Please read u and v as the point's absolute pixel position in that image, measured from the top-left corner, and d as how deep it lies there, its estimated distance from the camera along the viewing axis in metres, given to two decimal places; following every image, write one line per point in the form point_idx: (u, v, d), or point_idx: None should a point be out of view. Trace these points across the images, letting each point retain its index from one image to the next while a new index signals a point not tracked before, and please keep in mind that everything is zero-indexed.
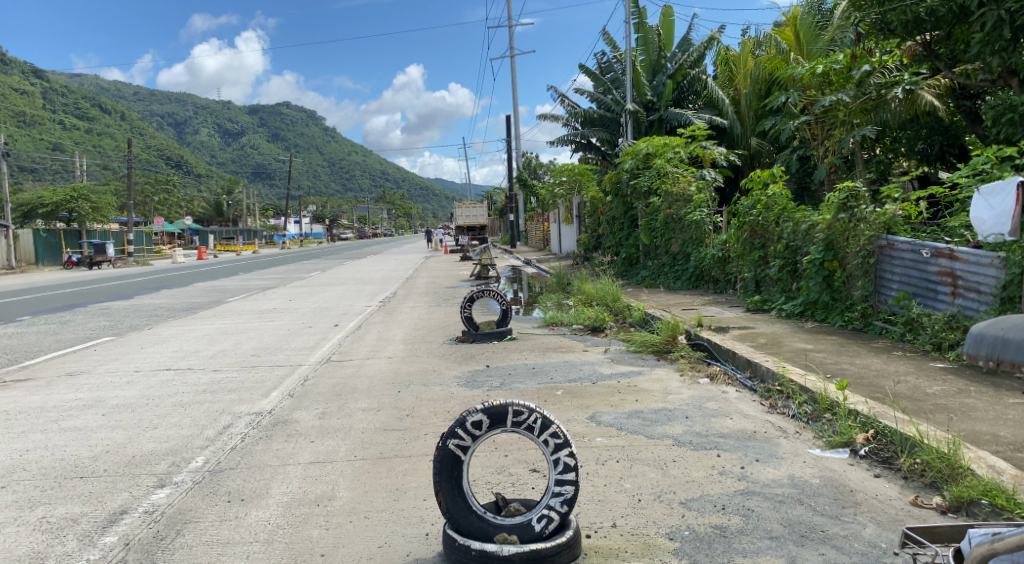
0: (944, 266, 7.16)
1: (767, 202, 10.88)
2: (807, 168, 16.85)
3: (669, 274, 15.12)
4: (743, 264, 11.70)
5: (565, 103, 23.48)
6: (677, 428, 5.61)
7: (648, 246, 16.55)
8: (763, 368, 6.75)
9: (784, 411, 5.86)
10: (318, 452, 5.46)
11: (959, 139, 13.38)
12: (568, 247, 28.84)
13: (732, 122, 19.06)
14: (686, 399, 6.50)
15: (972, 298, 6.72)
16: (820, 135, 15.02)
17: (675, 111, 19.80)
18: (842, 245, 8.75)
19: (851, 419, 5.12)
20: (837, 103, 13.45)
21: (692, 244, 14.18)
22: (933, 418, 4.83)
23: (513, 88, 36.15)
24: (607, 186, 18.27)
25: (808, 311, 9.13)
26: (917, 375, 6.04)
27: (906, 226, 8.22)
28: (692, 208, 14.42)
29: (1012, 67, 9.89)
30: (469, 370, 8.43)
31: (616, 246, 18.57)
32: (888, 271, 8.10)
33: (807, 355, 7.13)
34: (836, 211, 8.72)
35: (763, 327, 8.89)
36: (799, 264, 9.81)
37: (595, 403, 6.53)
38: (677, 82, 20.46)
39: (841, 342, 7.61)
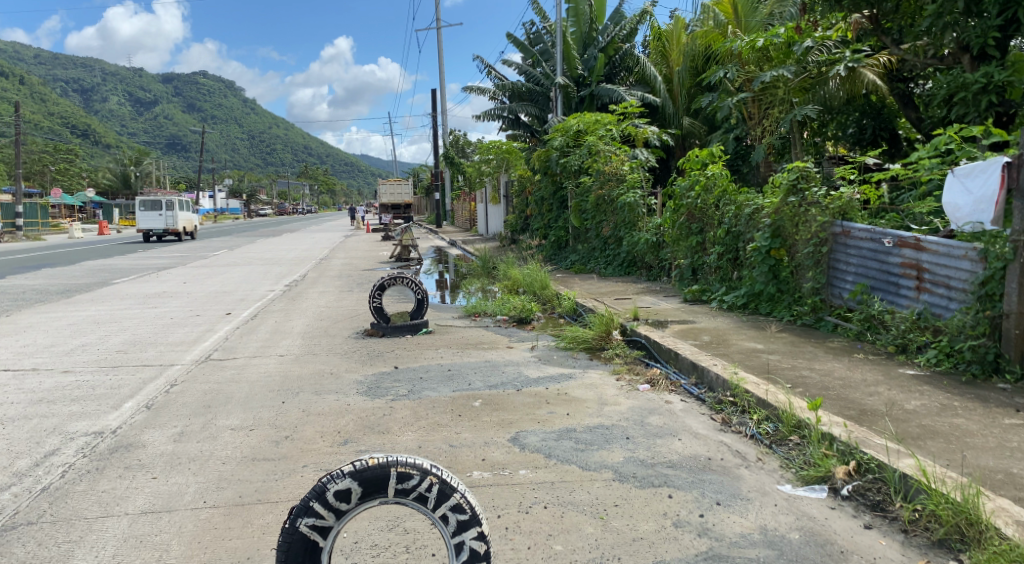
0: (906, 257, 6.36)
1: (705, 183, 10.01)
2: (742, 150, 16.05)
3: (600, 259, 14.24)
4: (678, 251, 10.85)
5: (492, 75, 22.20)
6: (617, 455, 4.61)
7: (577, 229, 15.67)
8: (712, 374, 5.82)
9: (740, 430, 4.93)
10: (159, 495, 4.21)
11: (892, 122, 12.79)
12: (494, 227, 27.75)
13: (664, 101, 18.17)
14: (625, 412, 5.52)
15: (940, 294, 5.88)
16: (756, 114, 14.34)
17: (607, 87, 18.85)
18: (790, 232, 7.86)
19: (825, 447, 4.18)
20: (777, 80, 12.62)
21: (624, 228, 13.26)
22: (928, 447, 3.90)
23: (439, 60, 34.54)
24: (535, 164, 17.18)
25: (751, 303, 8.36)
26: (888, 384, 5.20)
27: (864, 211, 7.40)
28: (625, 189, 13.47)
29: (965, 42, 9.17)
30: (373, 373, 7.23)
31: (545, 228, 17.62)
32: (843, 261, 7.31)
33: (758, 357, 6.24)
34: (785, 194, 7.79)
35: (704, 322, 8.02)
36: (741, 251, 8.98)
37: (518, 419, 5.46)
38: (608, 56, 19.70)
39: (793, 341, 6.77)
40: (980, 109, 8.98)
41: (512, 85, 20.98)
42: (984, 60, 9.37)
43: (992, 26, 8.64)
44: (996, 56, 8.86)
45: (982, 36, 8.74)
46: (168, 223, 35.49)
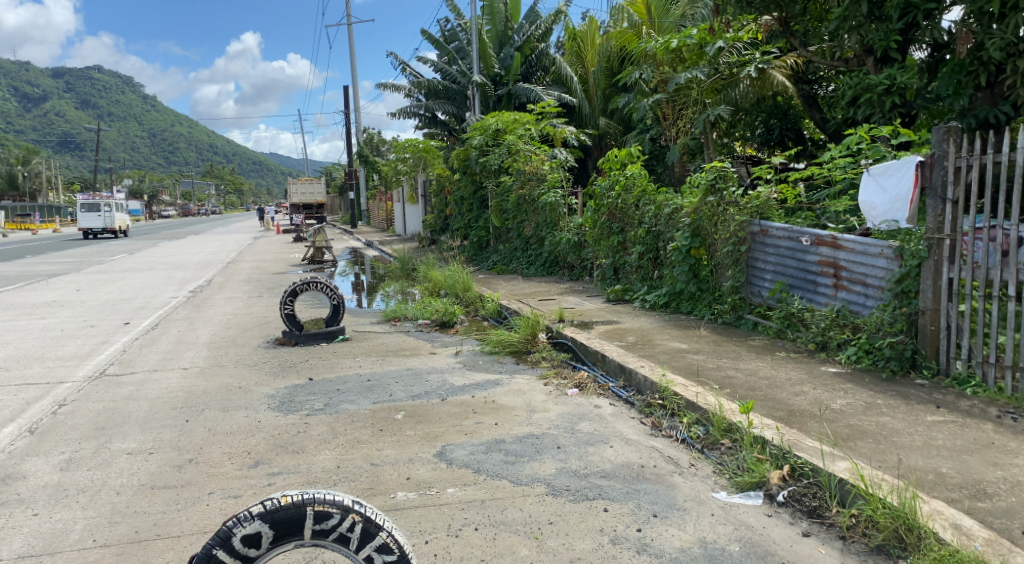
0: (823, 255, 6.45)
1: (625, 183, 10.00)
2: (658, 150, 16.25)
3: (522, 259, 14.10)
4: (600, 250, 10.82)
5: (406, 73, 21.75)
6: (548, 466, 4.41)
7: (498, 229, 15.50)
8: (640, 376, 5.71)
9: (670, 434, 4.82)
10: (38, 537, 3.72)
11: (797, 123, 13.23)
12: (412, 228, 27.28)
13: (580, 101, 18.22)
14: (554, 420, 5.33)
15: (858, 291, 5.98)
16: (671, 115, 14.48)
17: (524, 86, 18.76)
18: (709, 231, 7.91)
19: (758, 450, 4.11)
20: (691, 81, 12.74)
21: (545, 228, 13.16)
22: (859, 448, 3.87)
23: (352, 57, 33.71)
24: (454, 163, 16.90)
25: (674, 302, 8.38)
26: (812, 382, 5.21)
27: (780, 210, 7.50)
28: (546, 188, 13.39)
29: (869, 45, 9.51)
30: (286, 386, 6.79)
31: (465, 228, 17.37)
32: (761, 260, 7.38)
33: (683, 357, 6.18)
34: (704, 194, 7.83)
35: (629, 322, 7.96)
36: (662, 250, 9.00)
37: (443, 431, 5.18)
38: (524, 55, 19.65)
39: (716, 340, 6.77)
40: (884, 109, 9.36)
41: (428, 82, 20.41)
42: (886, 63, 9.73)
43: (893, 31, 8.98)
44: (898, 59, 9.23)
45: (884, 40, 9.08)
46: (107, 224, 36.85)
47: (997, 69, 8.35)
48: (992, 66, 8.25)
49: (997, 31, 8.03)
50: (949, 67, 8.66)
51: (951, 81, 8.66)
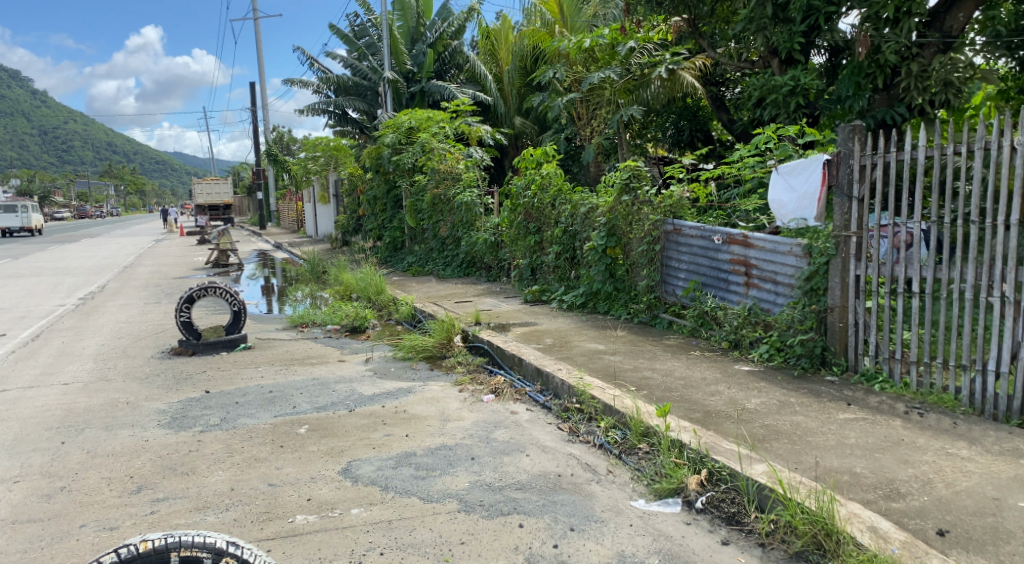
0: (734, 254, 6.46)
1: (541, 182, 9.86)
2: (573, 150, 16.12)
3: (438, 260, 13.79)
4: (517, 250, 10.65)
5: (316, 68, 21.02)
6: (460, 480, 4.17)
7: (413, 230, 15.13)
8: (556, 380, 5.54)
9: (587, 439, 4.66)
10: None
11: (706, 124, 13.41)
12: (325, 229, 26.44)
13: (495, 100, 17.99)
14: (468, 428, 5.09)
15: (768, 288, 6.01)
16: (585, 115, 14.49)
17: (437, 84, 18.42)
18: (624, 231, 7.86)
19: (675, 455, 3.99)
20: (604, 80, 12.67)
21: (461, 228, 12.89)
22: (776, 450, 3.81)
23: (259, 53, 32.48)
24: (366, 162, 16.42)
25: (591, 302, 8.30)
26: (727, 381, 5.17)
27: (693, 210, 7.47)
28: (461, 188, 13.13)
29: (774, 47, 9.72)
30: (179, 400, 6.27)
31: (380, 229, 16.90)
32: (675, 259, 7.36)
33: (600, 358, 6.05)
34: (618, 193, 7.74)
35: (545, 323, 7.81)
36: (578, 250, 8.90)
37: (350, 446, 4.85)
38: (437, 52, 19.33)
39: (632, 340, 6.69)
40: (789, 110, 9.54)
41: (337, 78, 19.79)
42: (790, 65, 9.97)
43: (797, 33, 9.22)
44: (801, 61, 9.48)
45: (788, 42, 9.30)
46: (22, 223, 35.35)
47: (893, 72, 8.83)
48: (889, 68, 8.70)
49: (894, 35, 8.53)
50: (849, 70, 9.04)
51: (850, 83, 9.03)
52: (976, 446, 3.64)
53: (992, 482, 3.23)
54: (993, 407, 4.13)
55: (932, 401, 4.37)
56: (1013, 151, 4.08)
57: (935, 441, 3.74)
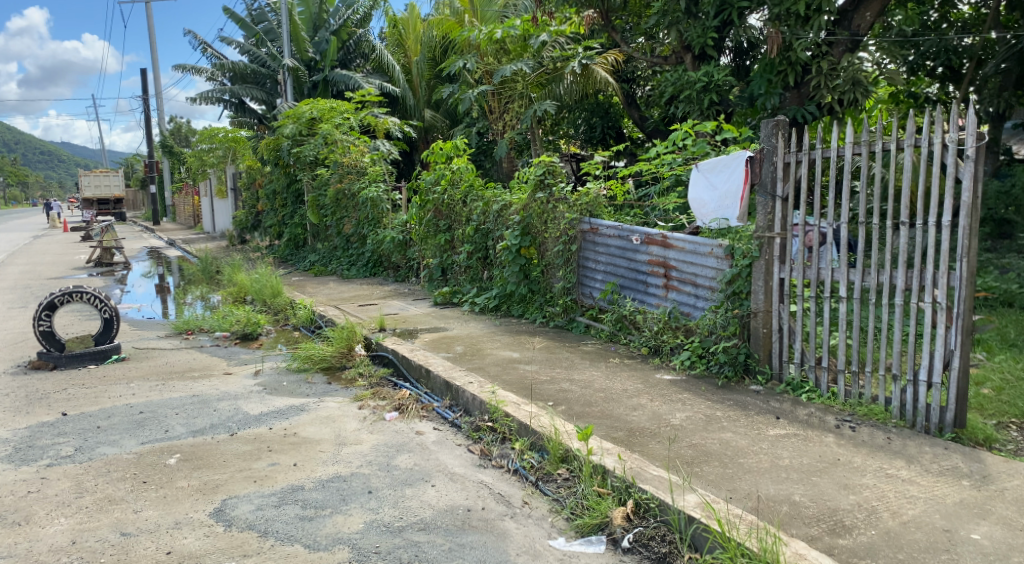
0: (653, 255, 6.14)
1: (451, 177, 9.31)
2: (485, 144, 15.57)
3: (341, 260, 13.00)
4: (426, 249, 10.07)
5: (209, 54, 19.67)
6: (353, 521, 3.60)
7: (316, 227, 14.29)
8: (467, 395, 5.03)
9: (500, 464, 4.18)
10: None
11: (618, 121, 13.18)
12: (222, 225, 24.90)
13: (403, 91, 17.23)
14: (367, 454, 4.50)
15: (688, 292, 5.71)
16: (497, 109, 13.78)
17: (342, 73, 17.52)
18: (539, 230, 7.43)
19: (598, 483, 3.55)
20: (516, 73, 12.21)
21: (367, 225, 12.17)
22: (708, 476, 3.43)
23: (151, 37, 30.41)
24: (264, 154, 15.41)
25: (505, 304, 7.85)
26: (650, 392, 4.80)
27: (609, 208, 7.11)
28: (366, 182, 12.38)
29: (687, 42, 9.55)
30: (28, 427, 5.38)
31: (280, 226, 15.90)
32: (592, 260, 6.99)
33: (515, 368, 5.59)
34: (533, 190, 7.32)
35: (456, 328, 7.29)
36: (490, 250, 8.41)
37: (227, 481, 4.18)
38: (341, 40, 18.43)
39: (549, 347, 6.26)
40: (702, 106, 9.37)
41: (231, 64, 18.55)
42: (703, 61, 9.82)
43: (711, 27, 9.07)
44: (714, 56, 9.35)
45: (702, 36, 9.14)
46: None
47: (803, 69, 8.83)
48: (800, 65, 8.70)
49: (803, 32, 8.56)
50: (760, 66, 8.96)
51: (762, 81, 8.94)
52: (914, 465, 3.38)
53: (939, 509, 2.95)
54: (925, 420, 3.89)
55: (861, 413, 4.11)
56: (944, 148, 3.87)
57: (871, 460, 3.46)
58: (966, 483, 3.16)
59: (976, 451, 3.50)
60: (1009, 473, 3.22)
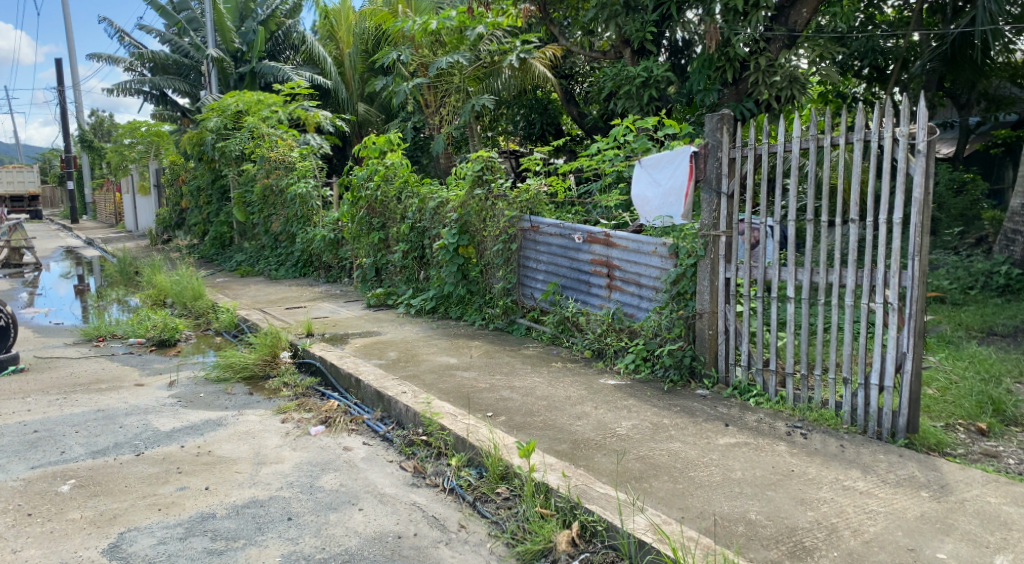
0: (596, 254, 5.91)
1: (385, 173, 8.89)
2: (421, 140, 15.11)
3: (270, 259, 12.40)
4: (359, 248, 9.62)
5: (127, 42, 18.60)
6: (270, 554, 3.22)
7: (243, 225, 13.62)
8: (400, 406, 4.68)
9: (435, 482, 3.85)
10: None
11: (557, 118, 12.93)
12: (144, 223, 23.70)
13: (335, 85, 16.65)
14: (289, 475, 4.11)
15: (631, 292, 5.49)
16: (433, 103, 13.25)
17: (270, 64, 16.79)
18: (478, 228, 7.12)
19: (541, 503, 3.27)
20: (452, 66, 11.85)
21: (296, 223, 11.62)
22: (658, 493, 3.19)
23: (66, 25, 28.74)
24: (187, 148, 14.62)
25: (442, 306, 7.52)
26: (594, 399, 4.56)
27: (549, 205, 6.85)
28: (295, 178, 11.83)
29: (626, 37, 9.40)
30: None
31: (205, 224, 15.12)
32: (533, 260, 6.71)
33: (451, 375, 5.26)
34: (471, 186, 6.99)
35: (389, 332, 6.91)
36: (427, 249, 8.06)
37: (127, 509, 3.73)
38: (269, 31, 17.68)
39: (488, 351, 5.96)
40: (642, 102, 9.22)
41: (152, 54, 17.47)
42: (642, 56, 9.69)
43: (650, 22, 8.94)
44: (653, 51, 9.23)
45: (641, 31, 9.00)
46: None
47: (741, 65, 8.79)
48: (738, 61, 8.65)
49: (742, 28, 8.47)
50: (699, 62, 8.91)
51: (701, 77, 8.87)
52: (870, 475, 3.22)
53: (901, 525, 2.79)
54: (876, 425, 3.75)
55: (811, 418, 3.96)
56: (895, 143, 3.75)
57: (826, 471, 3.29)
58: (925, 495, 3.01)
59: (930, 458, 3.38)
60: (966, 482, 3.10)
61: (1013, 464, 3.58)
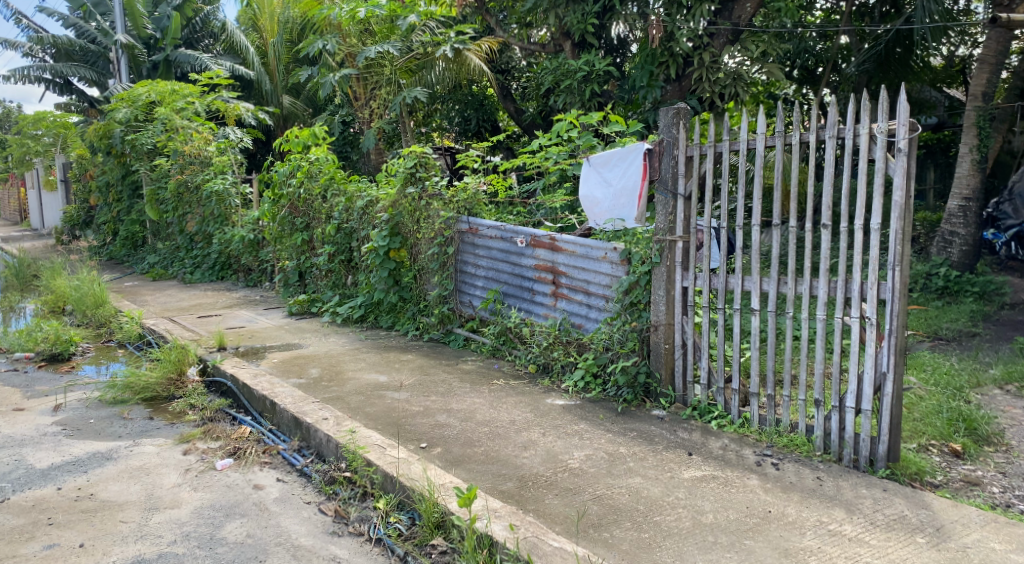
0: (540, 259, 5.43)
1: (309, 169, 8.20)
2: (350, 135, 14.37)
3: (185, 261, 11.48)
4: (281, 250, 8.89)
5: (26, 25, 17.10)
6: None
7: (156, 224, 12.62)
8: (320, 436, 4.09)
9: (360, 530, 3.29)
10: None
11: (493, 114, 12.41)
12: (50, 221, 22.05)
13: (258, 75, 15.74)
14: (186, 522, 3.48)
15: (579, 301, 5.04)
16: (362, 95, 12.53)
17: (187, 53, 15.71)
18: (410, 230, 6.56)
19: (485, 560, 2.76)
20: (382, 55, 11.20)
21: (213, 223, 10.79)
22: (622, 546, 2.73)
23: None
24: (94, 141, 13.46)
25: (371, 315, 6.92)
26: (542, 424, 4.08)
27: (489, 205, 6.35)
28: (211, 174, 10.97)
29: (566, 28, 9.00)
30: None
31: (115, 223, 14.01)
32: (471, 265, 6.17)
33: (381, 395, 4.69)
34: (402, 184, 6.43)
35: (313, 344, 6.27)
36: (355, 252, 7.43)
37: None
38: (186, 17, 16.56)
39: (422, 366, 5.42)
40: (583, 97, 8.82)
41: (53, 38, 16.06)
42: (583, 49, 9.30)
43: (590, 14, 8.55)
44: (593, 44, 8.86)
45: (582, 23, 8.61)
46: None
47: (684, 61, 8.51)
48: (681, 57, 8.37)
49: (684, 22, 8.24)
50: (641, 57, 8.57)
51: (644, 72, 8.53)
52: (856, 516, 2.86)
53: None
54: (852, 452, 3.41)
55: (781, 444, 3.60)
56: (871, 140, 3.42)
57: (808, 512, 2.90)
58: (921, 541, 2.66)
59: (917, 492, 3.05)
60: (963, 523, 2.77)
61: (998, 492, 3.29)
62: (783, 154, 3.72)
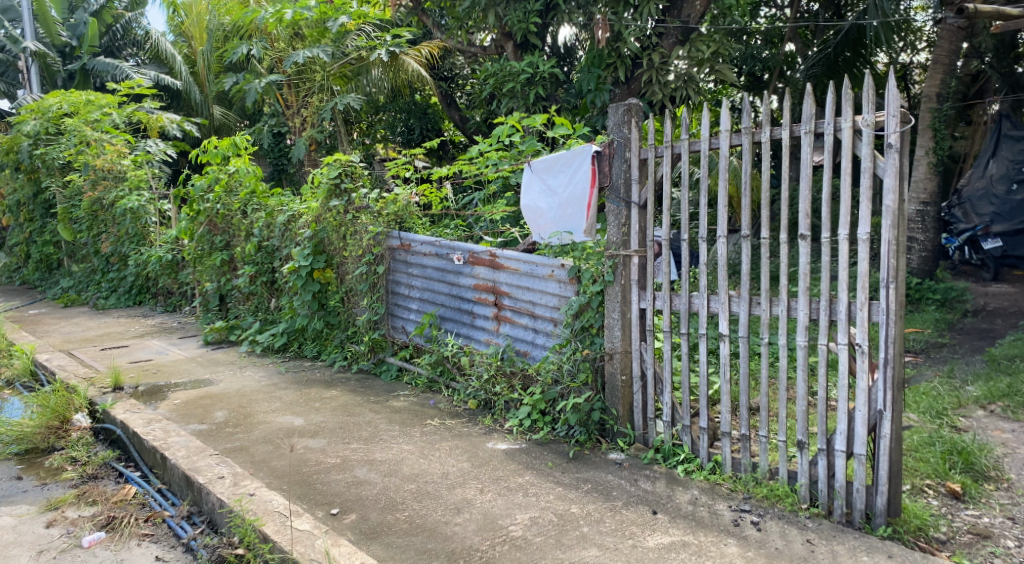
0: (480, 277, 4.80)
1: (227, 182, 7.44)
2: (284, 146, 13.56)
3: (99, 285, 10.52)
4: (200, 272, 8.07)
5: None
6: None
7: (70, 245, 11.59)
8: (211, 501, 3.38)
9: None
10: None
11: (437, 123, 11.75)
12: None
13: (186, 85, 14.90)
14: None
15: (524, 325, 4.43)
16: (293, 103, 11.72)
17: (106, 61, 14.69)
18: (337, 247, 5.87)
19: None
20: (311, 61, 10.44)
21: (128, 244, 9.89)
22: None
23: None
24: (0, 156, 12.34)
25: (295, 342, 6.20)
26: (481, 476, 3.44)
27: (423, 218, 5.73)
28: (126, 190, 10.05)
29: (507, 28, 8.44)
30: None
31: (27, 245, 12.89)
32: (405, 286, 5.52)
33: (292, 444, 3.99)
34: (325, 198, 5.74)
35: (225, 380, 5.51)
36: (278, 273, 6.70)
37: None
38: (104, 24, 15.50)
39: (346, 403, 4.74)
40: (528, 101, 8.28)
41: None
42: (526, 51, 8.79)
43: (533, 12, 7.99)
44: (537, 45, 8.32)
45: (525, 22, 8.04)
46: None
47: (632, 62, 8.04)
48: (629, 58, 7.89)
49: (631, 20, 7.74)
50: (588, 59, 8.07)
51: (591, 76, 8.05)
52: None
53: None
54: (845, 505, 2.88)
55: (759, 496, 3.05)
56: (854, 135, 2.91)
57: None
58: None
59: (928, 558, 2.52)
60: None
61: (1014, 547, 2.78)
62: (748, 152, 3.18)
